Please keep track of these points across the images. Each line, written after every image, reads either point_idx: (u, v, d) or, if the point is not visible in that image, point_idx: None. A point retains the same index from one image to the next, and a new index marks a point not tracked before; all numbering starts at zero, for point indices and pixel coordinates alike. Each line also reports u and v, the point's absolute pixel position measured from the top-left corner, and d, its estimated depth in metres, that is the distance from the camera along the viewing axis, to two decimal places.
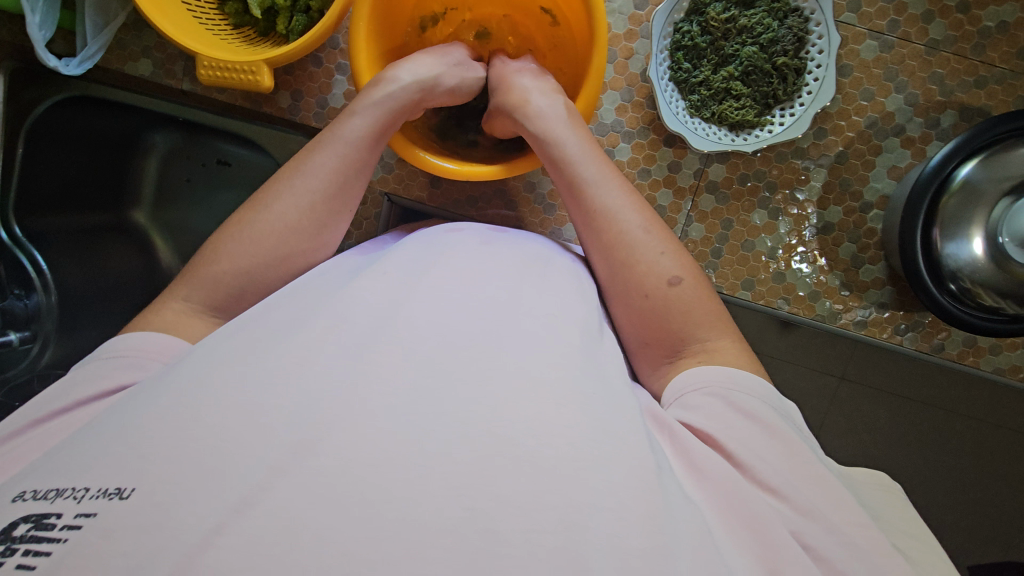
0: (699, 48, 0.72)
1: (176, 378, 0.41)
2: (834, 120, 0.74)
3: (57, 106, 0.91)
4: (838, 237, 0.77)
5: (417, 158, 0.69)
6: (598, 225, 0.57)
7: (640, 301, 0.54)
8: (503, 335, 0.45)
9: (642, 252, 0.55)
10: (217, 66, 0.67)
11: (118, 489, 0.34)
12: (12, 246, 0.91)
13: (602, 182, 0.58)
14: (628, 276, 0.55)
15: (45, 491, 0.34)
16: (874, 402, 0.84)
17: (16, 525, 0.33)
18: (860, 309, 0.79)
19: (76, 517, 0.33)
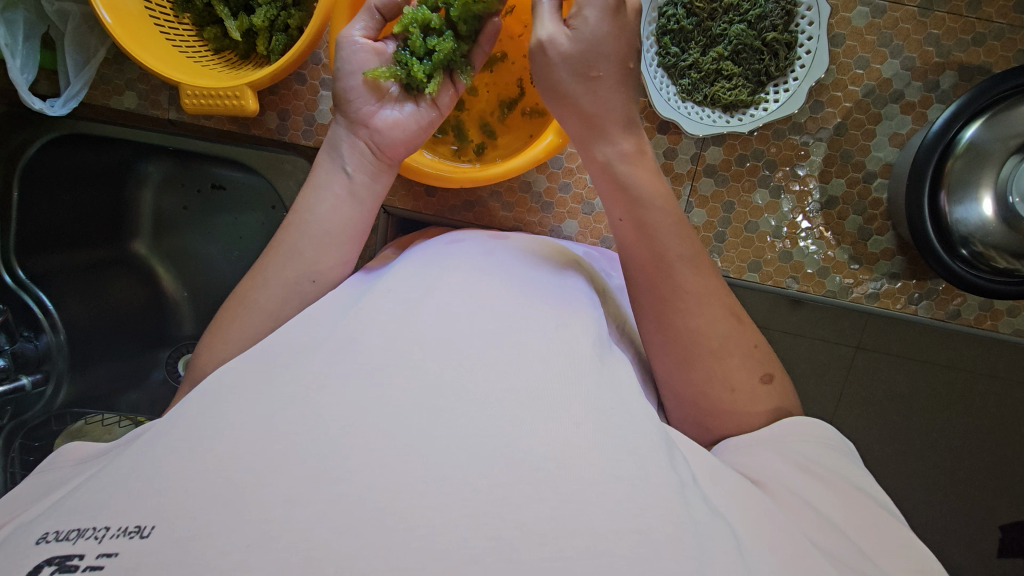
0: (687, 31, 0.70)
1: (190, 410, 0.42)
2: (830, 92, 0.73)
3: (46, 148, 0.90)
4: (843, 210, 0.75)
5: (412, 170, 0.69)
6: (678, 321, 0.53)
7: (722, 394, 0.52)
8: (515, 349, 0.45)
9: (733, 347, 0.52)
10: (201, 97, 0.66)
11: (137, 527, 0.33)
12: (17, 289, 0.92)
13: (688, 261, 0.54)
14: (713, 368, 0.52)
15: (66, 531, 0.33)
16: (891, 367, 0.84)
17: (40, 567, 0.32)
18: (872, 282, 0.77)
19: (99, 558, 0.32)
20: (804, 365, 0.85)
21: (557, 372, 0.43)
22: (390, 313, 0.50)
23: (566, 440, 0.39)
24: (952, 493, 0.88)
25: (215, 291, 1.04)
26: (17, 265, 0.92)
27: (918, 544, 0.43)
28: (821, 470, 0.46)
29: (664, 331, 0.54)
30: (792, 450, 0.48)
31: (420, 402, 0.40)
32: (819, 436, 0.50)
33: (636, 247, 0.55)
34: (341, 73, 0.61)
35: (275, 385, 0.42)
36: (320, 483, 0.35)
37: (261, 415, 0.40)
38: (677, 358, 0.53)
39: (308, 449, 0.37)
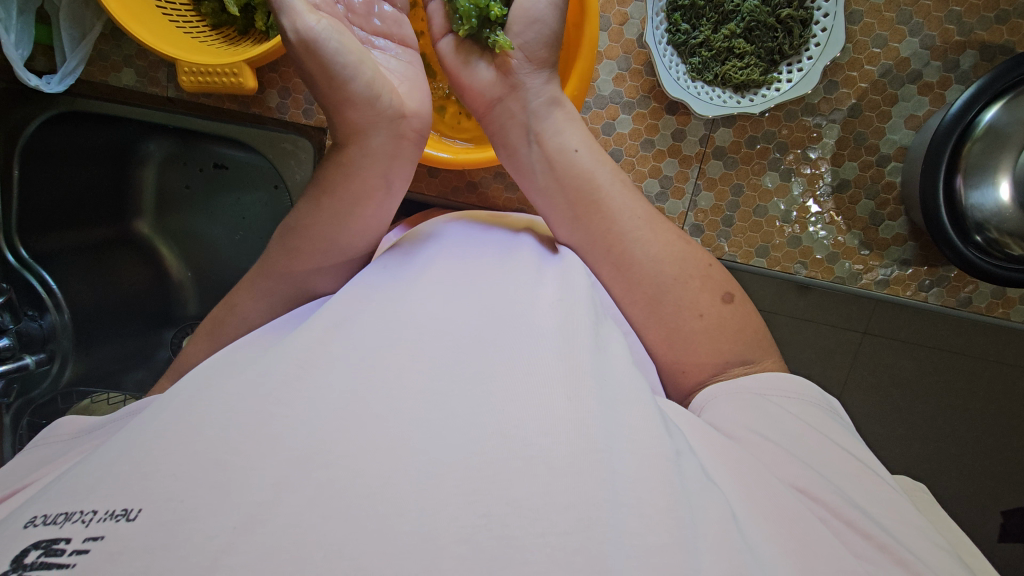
0: (698, 7, 0.68)
1: (184, 393, 0.41)
2: (845, 72, 0.70)
3: (46, 125, 0.89)
4: (855, 195, 0.74)
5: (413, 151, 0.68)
6: (626, 253, 0.55)
7: (694, 321, 0.53)
8: (515, 328, 0.45)
9: (691, 272, 0.55)
10: (198, 74, 0.65)
11: (125, 510, 0.33)
12: (21, 269, 0.91)
13: (620, 192, 0.57)
14: (676, 295, 0.54)
15: (54, 516, 0.33)
16: (898, 353, 0.83)
17: (26, 551, 0.31)
18: (882, 268, 0.76)
19: (84, 542, 0.31)
20: (807, 349, 0.84)
21: (552, 351, 0.43)
22: (383, 296, 0.49)
23: (557, 418, 0.38)
24: (956, 479, 0.88)
25: (218, 270, 1.05)
26: (20, 244, 0.91)
27: (900, 500, 0.42)
28: (809, 427, 0.46)
29: (615, 273, 0.56)
30: (773, 405, 0.48)
31: (416, 386, 0.40)
32: (802, 396, 0.50)
33: (560, 193, 0.58)
34: (347, 72, 0.51)
35: (269, 367, 0.42)
36: (309, 468, 0.35)
37: (255, 394, 0.39)
38: (640, 298, 0.54)
39: (297, 433, 0.37)
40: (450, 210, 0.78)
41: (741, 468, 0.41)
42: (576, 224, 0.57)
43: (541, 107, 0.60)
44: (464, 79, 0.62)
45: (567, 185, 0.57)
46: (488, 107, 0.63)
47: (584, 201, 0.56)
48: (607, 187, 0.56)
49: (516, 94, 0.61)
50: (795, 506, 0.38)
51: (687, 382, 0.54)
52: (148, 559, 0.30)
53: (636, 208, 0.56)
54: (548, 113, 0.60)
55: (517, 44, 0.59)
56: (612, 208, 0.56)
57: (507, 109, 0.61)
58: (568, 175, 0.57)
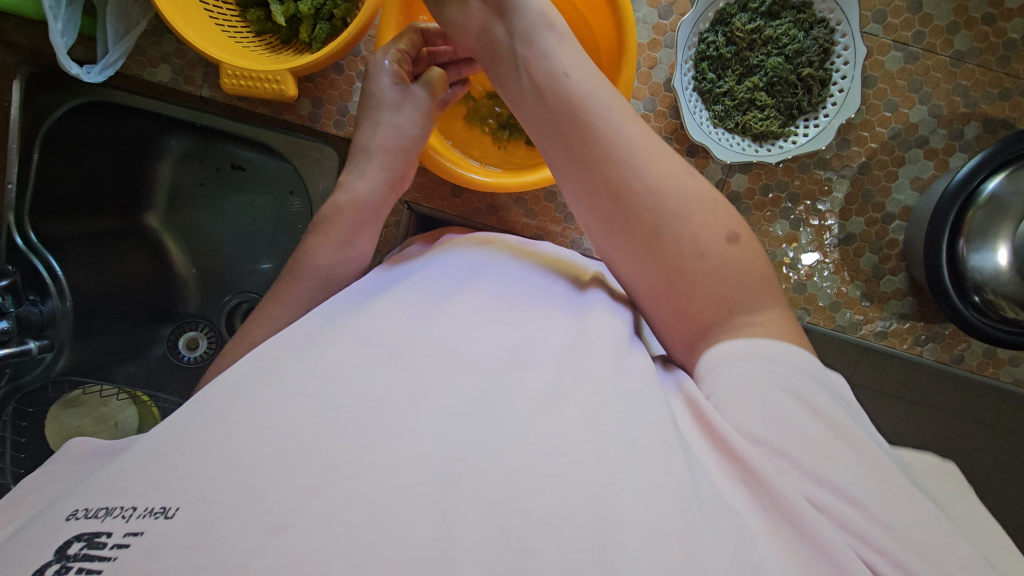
0: (724, 58, 0.71)
1: (220, 393, 0.42)
2: (857, 131, 0.74)
3: (72, 112, 0.89)
4: (860, 248, 0.77)
5: (453, 172, 0.68)
6: (680, 253, 0.48)
7: (754, 333, 0.47)
8: (533, 354, 0.46)
9: (747, 272, 0.49)
10: (244, 78, 0.66)
11: (164, 508, 0.33)
12: (27, 252, 0.90)
13: (672, 184, 0.50)
14: (735, 299, 0.48)
15: (95, 510, 0.34)
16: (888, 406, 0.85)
17: (69, 543, 0.32)
18: (881, 320, 0.78)
19: (125, 537, 0.32)
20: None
21: (579, 375, 0.43)
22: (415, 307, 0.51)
23: (574, 437, 0.39)
24: None
25: (225, 269, 1.05)
26: (31, 228, 0.91)
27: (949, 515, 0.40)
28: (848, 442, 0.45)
29: (669, 277, 0.49)
30: None
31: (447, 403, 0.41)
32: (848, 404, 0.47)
33: (601, 186, 0.50)
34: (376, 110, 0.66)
35: (294, 374, 0.43)
36: (338, 475, 0.35)
37: (289, 396, 0.40)
38: (664, 290, 0.50)
39: (326, 441, 0.37)
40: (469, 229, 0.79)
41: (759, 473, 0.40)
42: (607, 209, 0.51)
43: (574, 80, 0.53)
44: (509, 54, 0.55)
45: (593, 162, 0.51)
46: (518, 97, 0.56)
47: (615, 176, 0.50)
48: (644, 168, 0.50)
49: (550, 77, 0.53)
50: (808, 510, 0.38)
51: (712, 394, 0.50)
52: (180, 558, 0.31)
53: (690, 201, 0.50)
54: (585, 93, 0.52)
55: (540, 26, 0.55)
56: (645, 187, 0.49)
57: (540, 93, 0.54)
58: (604, 152, 0.50)
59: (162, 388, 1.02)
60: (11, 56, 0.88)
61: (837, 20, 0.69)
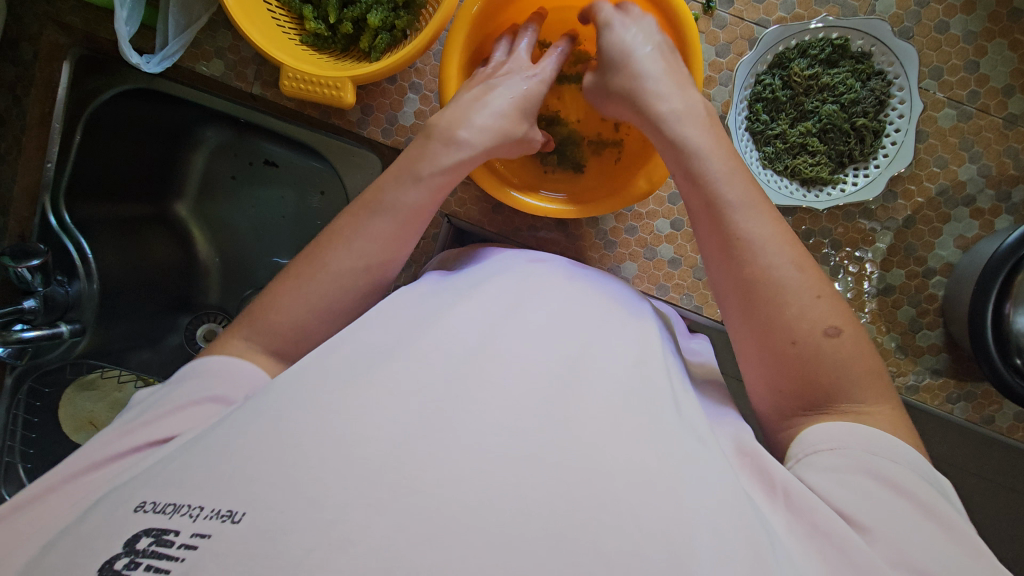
0: (779, 101, 0.72)
1: (286, 395, 0.43)
2: (905, 184, 0.74)
3: (119, 97, 0.89)
4: (897, 300, 0.77)
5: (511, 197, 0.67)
6: (744, 266, 0.49)
7: (785, 348, 0.47)
8: (592, 367, 0.49)
9: (799, 297, 0.47)
10: (302, 83, 0.66)
11: (230, 512, 0.35)
12: (60, 232, 0.90)
13: (745, 208, 0.51)
14: (792, 310, 0.47)
15: (161, 505, 0.36)
16: None
17: (138, 537, 0.35)
18: (913, 374, 0.77)
19: (193, 537, 0.35)
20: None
21: (634, 403, 0.46)
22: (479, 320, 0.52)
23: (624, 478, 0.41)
24: None
25: (250, 263, 1.05)
26: (64, 208, 0.90)
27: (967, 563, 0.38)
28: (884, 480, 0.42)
29: (736, 288, 0.50)
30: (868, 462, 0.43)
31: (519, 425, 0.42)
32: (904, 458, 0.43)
33: (693, 199, 0.53)
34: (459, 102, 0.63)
35: (338, 391, 0.42)
36: (408, 517, 0.36)
37: (335, 419, 0.40)
38: (738, 296, 0.50)
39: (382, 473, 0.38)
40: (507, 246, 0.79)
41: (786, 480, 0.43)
42: (699, 216, 0.53)
43: (661, 87, 0.57)
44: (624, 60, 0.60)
45: (693, 166, 0.53)
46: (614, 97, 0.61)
47: (712, 185, 0.52)
48: (721, 182, 0.52)
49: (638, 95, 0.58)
50: (822, 511, 0.41)
51: (785, 404, 0.49)
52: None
53: (760, 228, 0.50)
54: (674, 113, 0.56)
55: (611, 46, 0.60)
56: (730, 198, 0.51)
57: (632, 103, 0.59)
58: (682, 151, 0.54)
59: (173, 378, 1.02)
60: (60, 34, 0.87)
61: (896, 74, 0.69)
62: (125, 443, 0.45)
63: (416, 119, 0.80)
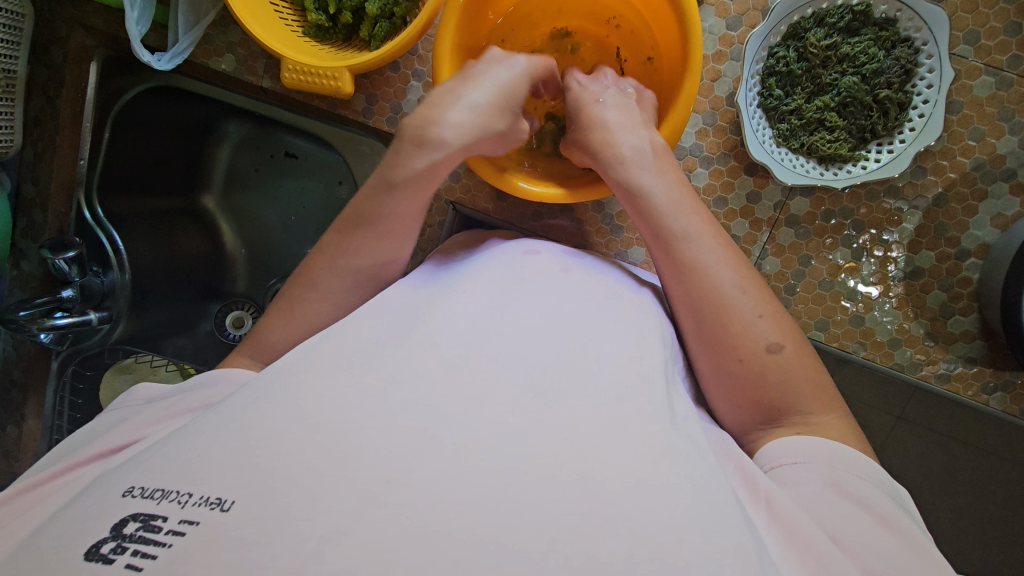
0: (795, 75, 0.67)
1: (279, 383, 0.44)
2: (936, 159, 0.69)
3: (142, 95, 0.92)
4: (927, 283, 0.72)
5: (502, 180, 0.64)
6: (695, 293, 0.51)
7: (733, 364, 0.49)
8: (590, 364, 0.48)
9: (742, 316, 0.49)
10: (302, 74, 0.67)
11: (218, 500, 0.35)
12: (94, 226, 0.95)
13: (693, 233, 0.52)
14: (734, 332, 0.49)
15: (151, 491, 0.36)
16: (933, 445, 0.80)
17: (125, 521, 0.35)
18: (945, 363, 0.73)
19: (181, 523, 0.34)
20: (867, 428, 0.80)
21: (628, 403, 0.45)
22: (467, 314, 0.52)
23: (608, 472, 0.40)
24: None
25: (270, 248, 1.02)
26: (97, 203, 0.95)
27: None
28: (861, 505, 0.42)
29: (691, 317, 0.52)
30: (840, 478, 0.44)
31: (504, 421, 0.42)
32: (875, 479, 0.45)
33: (639, 227, 0.55)
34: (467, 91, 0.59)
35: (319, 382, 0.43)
36: (371, 506, 0.36)
37: (312, 409, 0.41)
38: (691, 323, 0.52)
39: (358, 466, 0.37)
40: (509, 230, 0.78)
41: (767, 486, 0.44)
42: (650, 249, 0.54)
43: (611, 115, 0.60)
44: (587, 111, 0.62)
45: (638, 201, 0.55)
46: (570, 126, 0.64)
47: (658, 215, 0.53)
48: (667, 208, 0.53)
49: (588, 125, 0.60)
50: (801, 518, 0.41)
51: (748, 423, 0.50)
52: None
53: (709, 252, 0.52)
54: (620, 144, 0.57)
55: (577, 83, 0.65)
56: (676, 225, 0.52)
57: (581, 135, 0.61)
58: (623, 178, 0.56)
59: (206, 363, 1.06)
60: (86, 35, 0.90)
61: (924, 40, 0.64)
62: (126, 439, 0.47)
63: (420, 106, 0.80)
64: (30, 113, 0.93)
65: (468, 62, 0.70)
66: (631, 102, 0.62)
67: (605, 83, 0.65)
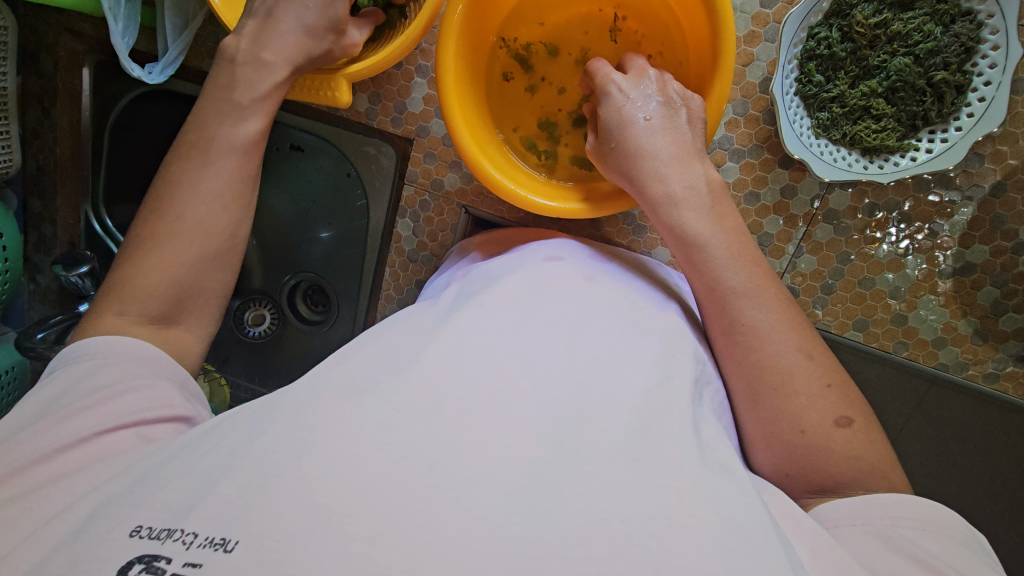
0: (838, 58, 0.61)
1: (283, 412, 0.41)
2: (995, 145, 0.63)
3: (137, 100, 0.88)
4: (979, 280, 0.66)
5: (517, 198, 0.60)
6: (755, 359, 0.49)
7: (793, 436, 0.48)
8: (611, 393, 0.43)
9: (802, 384, 0.48)
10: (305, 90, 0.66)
11: (222, 539, 0.32)
12: (104, 237, 0.93)
13: (752, 293, 0.50)
14: (794, 403, 0.48)
15: (158, 529, 0.33)
16: (973, 412, 0.72)
17: (131, 563, 0.32)
18: (995, 361, 0.68)
19: (184, 566, 0.31)
20: (896, 403, 0.74)
21: (654, 428, 0.41)
22: (488, 329, 0.48)
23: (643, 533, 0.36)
24: None
25: (287, 248, 0.92)
26: (106, 214, 0.94)
27: None
28: (924, 559, 0.40)
29: (748, 382, 0.50)
30: (898, 534, 0.42)
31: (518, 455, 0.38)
32: (936, 527, 0.42)
33: (694, 281, 0.53)
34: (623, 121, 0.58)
35: None
36: (377, 548, 0.32)
37: None
38: (744, 387, 0.50)
39: None
40: (508, 230, 0.73)
41: (817, 533, 0.41)
42: (704, 304, 0.52)
43: (661, 145, 0.55)
44: (633, 135, 0.56)
45: (692, 252, 0.52)
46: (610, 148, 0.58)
47: (713, 271, 0.51)
48: (725, 263, 0.51)
49: (636, 155, 0.56)
50: (855, 566, 0.38)
51: (793, 487, 0.50)
52: None
53: (768, 314, 0.50)
54: (673, 185, 0.54)
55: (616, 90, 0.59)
56: (734, 283, 0.51)
57: (627, 165, 0.57)
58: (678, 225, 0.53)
59: (230, 359, 0.99)
60: (75, 41, 0.85)
61: (989, 12, 0.56)
62: (63, 436, 0.39)
63: (425, 105, 0.76)
64: (28, 125, 0.90)
65: (475, 59, 0.65)
66: (679, 119, 0.57)
67: (649, 90, 0.58)
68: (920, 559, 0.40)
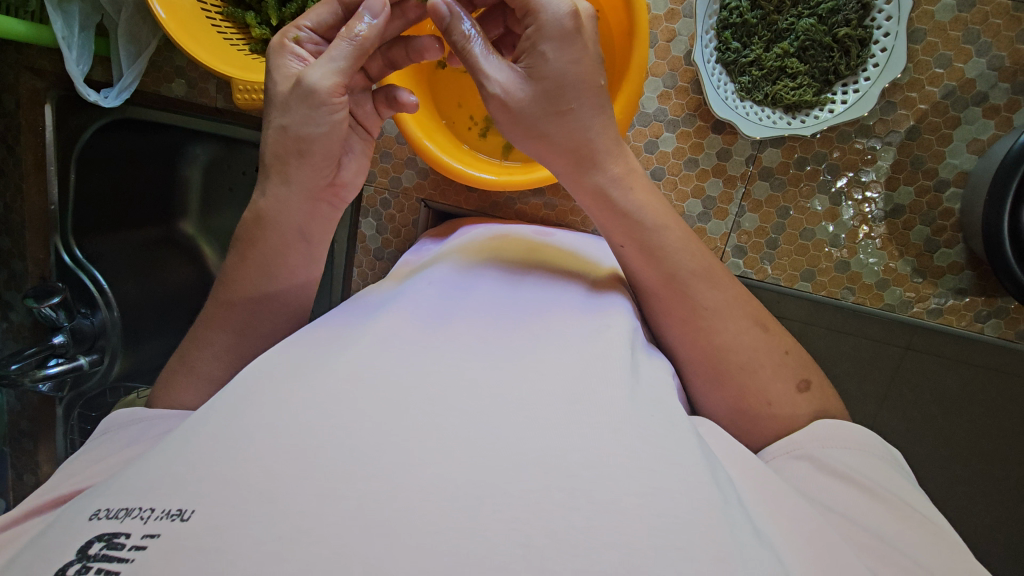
0: (750, 24, 0.66)
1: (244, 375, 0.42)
2: (904, 93, 0.67)
3: (101, 131, 0.89)
4: (909, 220, 0.70)
5: (464, 175, 0.63)
6: (713, 340, 0.50)
7: (761, 410, 0.49)
8: (554, 337, 0.45)
9: (764, 359, 0.49)
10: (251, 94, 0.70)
11: (178, 510, 0.30)
12: (74, 268, 0.95)
13: (703, 275, 0.52)
14: (756, 377, 0.49)
15: (114, 510, 0.31)
16: (936, 369, 0.76)
17: (89, 543, 0.29)
18: (936, 297, 0.72)
19: (142, 539, 0.29)
20: (865, 366, 0.78)
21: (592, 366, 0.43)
22: (432, 299, 0.50)
23: None
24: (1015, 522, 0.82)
25: None
26: (75, 245, 0.94)
27: (926, 523, 0.40)
28: (846, 476, 0.42)
29: (706, 363, 0.51)
30: (823, 455, 0.44)
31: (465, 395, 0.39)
32: (860, 445, 0.45)
33: (645, 270, 0.53)
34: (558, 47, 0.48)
35: None
36: None
37: None
38: (706, 372, 0.51)
39: None
40: (457, 222, 0.76)
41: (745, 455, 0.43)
42: (659, 293, 0.52)
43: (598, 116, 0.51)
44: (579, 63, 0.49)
45: (645, 242, 0.52)
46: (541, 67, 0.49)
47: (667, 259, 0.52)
48: (672, 249, 0.52)
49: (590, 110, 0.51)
50: (784, 488, 0.39)
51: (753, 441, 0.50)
52: None
53: (719, 293, 0.51)
54: (617, 175, 0.52)
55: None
56: (685, 270, 0.51)
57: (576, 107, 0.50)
58: (627, 217, 0.52)
59: None
60: (36, 79, 0.88)
61: None
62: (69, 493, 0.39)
63: None
64: None
65: None
66: None
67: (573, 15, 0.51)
68: (844, 473, 0.42)
